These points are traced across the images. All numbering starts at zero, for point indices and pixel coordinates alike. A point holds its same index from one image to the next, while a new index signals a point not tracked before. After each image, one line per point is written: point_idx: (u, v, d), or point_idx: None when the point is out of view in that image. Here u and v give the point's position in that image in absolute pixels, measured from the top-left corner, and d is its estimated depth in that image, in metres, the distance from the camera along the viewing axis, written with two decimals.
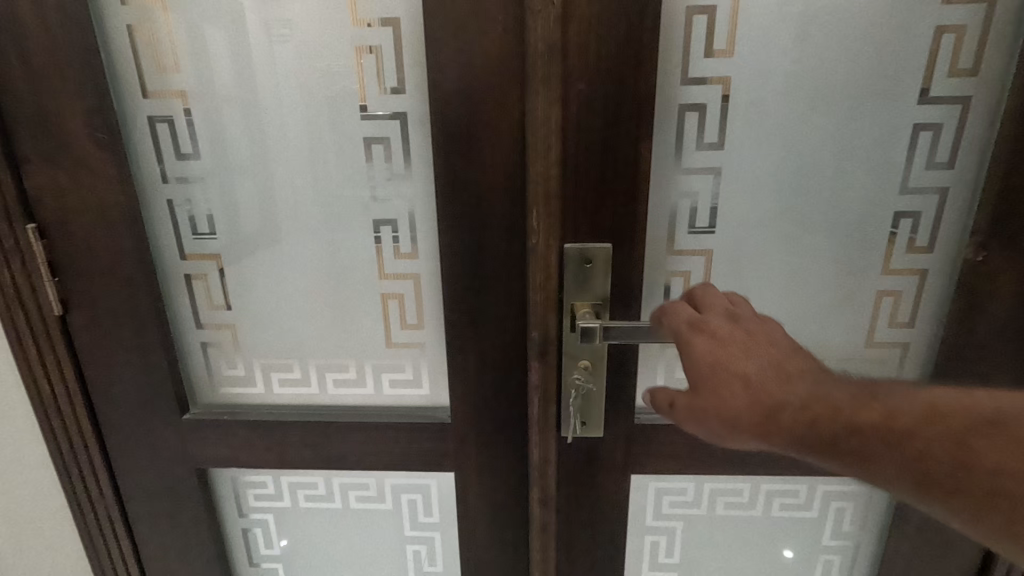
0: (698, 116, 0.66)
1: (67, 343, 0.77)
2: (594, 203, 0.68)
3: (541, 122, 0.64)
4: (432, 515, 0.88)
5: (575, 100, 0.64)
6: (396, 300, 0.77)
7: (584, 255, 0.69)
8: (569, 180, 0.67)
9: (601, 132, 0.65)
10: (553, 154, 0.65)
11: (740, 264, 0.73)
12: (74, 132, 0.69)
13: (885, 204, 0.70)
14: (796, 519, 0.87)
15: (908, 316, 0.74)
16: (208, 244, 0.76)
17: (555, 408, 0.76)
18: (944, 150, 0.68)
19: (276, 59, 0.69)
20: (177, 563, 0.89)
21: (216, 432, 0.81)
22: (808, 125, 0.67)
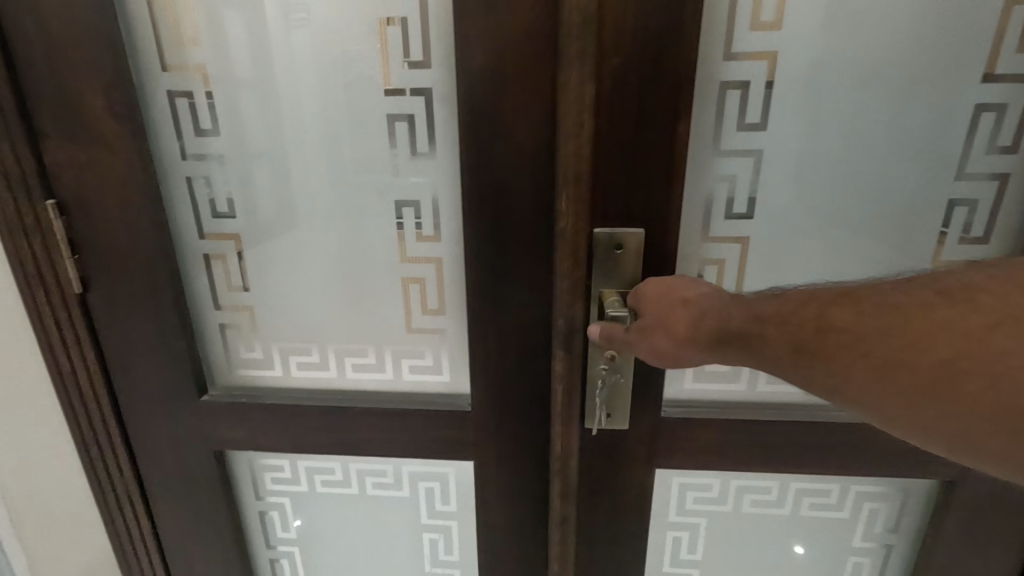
0: (740, 94, 0.63)
1: (87, 322, 0.76)
2: (627, 186, 0.65)
3: (574, 98, 0.61)
4: (449, 504, 0.86)
5: (610, 76, 0.61)
6: (417, 285, 0.75)
7: (615, 240, 0.66)
8: (601, 161, 0.64)
9: (637, 109, 0.62)
10: (585, 133, 0.62)
11: (778, 252, 0.69)
12: (92, 107, 0.68)
13: (939, 192, 0.66)
14: (826, 519, 0.84)
15: None
16: (227, 224, 0.75)
17: (579, 398, 0.73)
18: (1008, 133, 0.63)
19: (299, 32, 0.66)
20: (195, 543, 0.89)
21: (234, 414, 0.80)
22: (859, 105, 0.63)
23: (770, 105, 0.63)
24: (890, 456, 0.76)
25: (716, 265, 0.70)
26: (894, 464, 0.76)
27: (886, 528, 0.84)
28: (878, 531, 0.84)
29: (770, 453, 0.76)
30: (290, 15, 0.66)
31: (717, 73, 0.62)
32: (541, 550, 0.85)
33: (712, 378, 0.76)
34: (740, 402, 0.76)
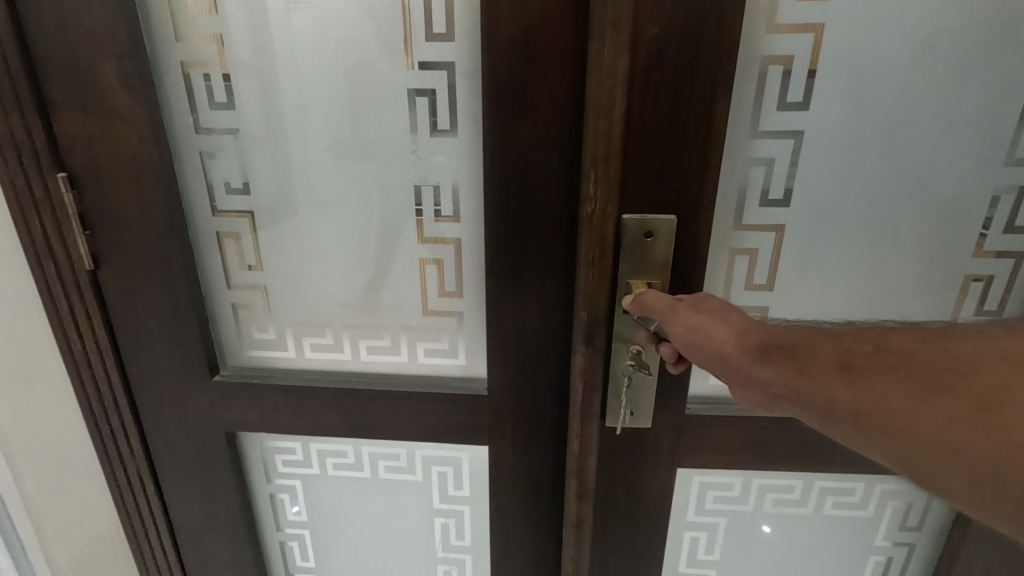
0: (783, 70, 0.59)
1: (98, 298, 0.75)
2: (660, 169, 0.62)
3: (608, 71, 0.57)
4: (462, 490, 0.85)
5: (647, 47, 0.57)
6: (434, 267, 0.73)
7: (644, 227, 0.63)
8: (633, 142, 0.61)
9: (673, 86, 0.58)
10: (617, 111, 0.58)
11: (814, 240, 0.66)
12: (103, 76, 0.65)
13: (987, 179, 0.62)
14: (849, 518, 0.82)
15: (996, 304, 0.67)
16: (241, 201, 0.73)
17: (600, 396, 0.70)
18: None
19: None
20: (206, 523, 0.88)
21: (246, 395, 0.79)
22: (909, 83, 0.59)
23: (814, 85, 0.60)
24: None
25: (747, 256, 0.67)
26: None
27: (910, 527, 0.82)
28: (902, 530, 0.82)
29: (797, 451, 0.73)
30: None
31: (758, 48, 0.59)
32: (556, 539, 0.84)
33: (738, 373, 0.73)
34: None
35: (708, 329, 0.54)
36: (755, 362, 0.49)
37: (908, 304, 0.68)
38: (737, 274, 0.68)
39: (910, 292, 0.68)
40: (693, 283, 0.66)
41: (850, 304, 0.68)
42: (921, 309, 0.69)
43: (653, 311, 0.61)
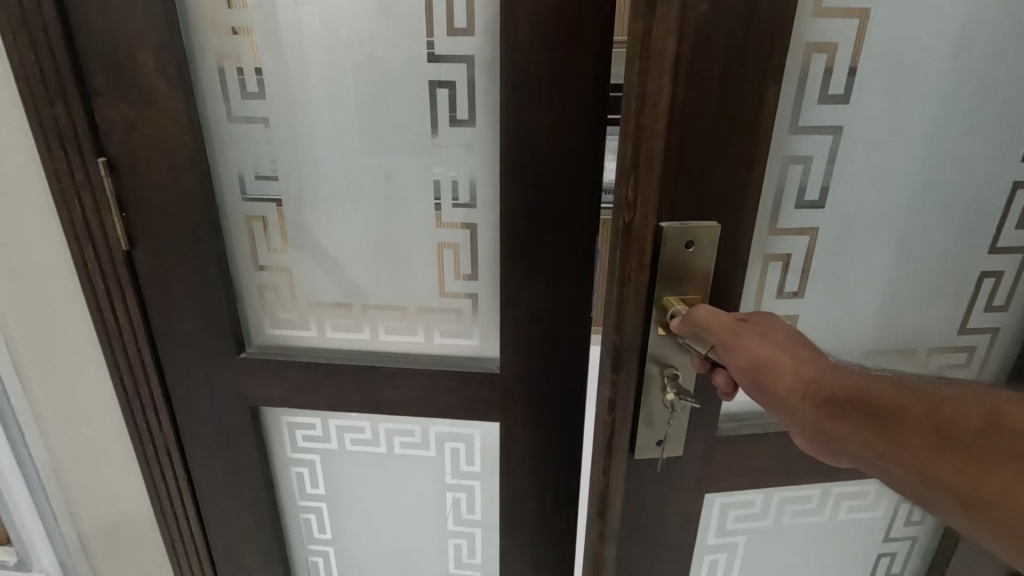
0: (825, 58, 0.59)
1: (132, 278, 0.79)
2: (704, 168, 0.58)
3: (658, 62, 0.53)
4: (473, 466, 0.89)
5: (695, 30, 0.53)
6: (451, 250, 0.76)
7: (685, 236, 0.60)
8: (676, 139, 0.57)
9: (721, 73, 0.54)
10: (662, 102, 0.55)
11: (842, 243, 0.68)
12: (143, 65, 0.68)
13: (1004, 174, 0.66)
14: (861, 519, 0.84)
15: (1002, 299, 0.73)
16: (270, 187, 0.76)
17: (629, 428, 0.68)
18: None
19: None
20: (228, 497, 0.92)
21: (271, 371, 0.83)
22: (939, 81, 0.61)
23: (854, 79, 0.60)
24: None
25: (780, 261, 0.68)
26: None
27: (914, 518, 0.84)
28: (906, 524, 0.84)
29: None
30: None
31: (802, 36, 0.58)
32: (564, 514, 0.87)
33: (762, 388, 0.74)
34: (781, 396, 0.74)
35: (774, 369, 0.54)
36: (828, 420, 0.50)
37: (928, 302, 0.72)
38: (770, 280, 0.69)
39: (930, 289, 0.72)
40: (732, 292, 0.65)
41: (875, 304, 0.72)
42: (939, 305, 0.73)
43: (709, 327, 0.59)
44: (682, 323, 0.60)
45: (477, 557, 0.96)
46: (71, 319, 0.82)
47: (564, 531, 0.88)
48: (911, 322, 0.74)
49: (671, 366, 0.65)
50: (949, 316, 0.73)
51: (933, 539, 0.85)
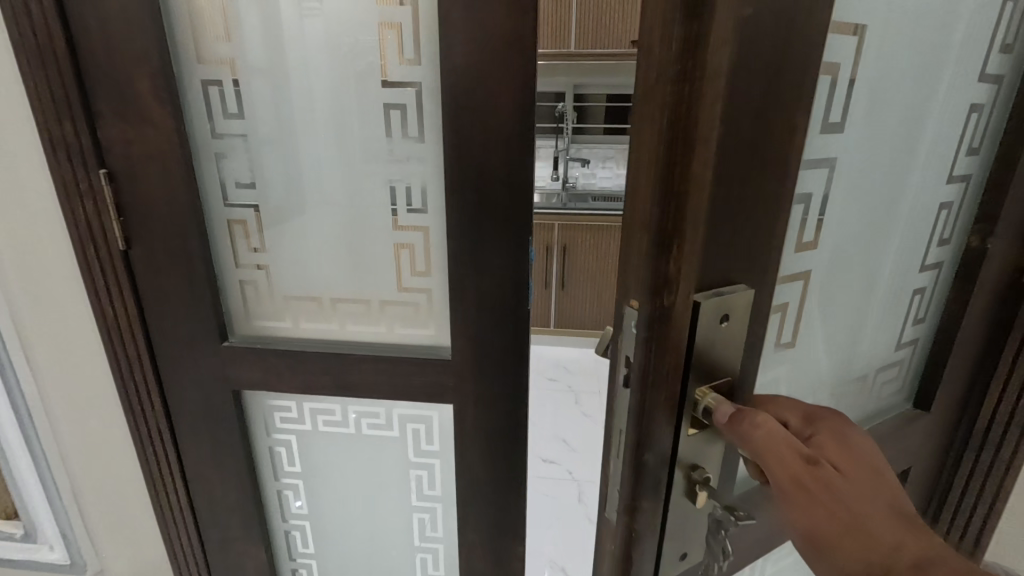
0: (830, 81, 0.47)
1: (129, 275, 0.89)
2: (743, 226, 0.43)
3: (710, 92, 0.37)
4: (433, 445, 0.99)
5: (740, 39, 0.36)
6: (407, 250, 0.87)
7: (722, 311, 0.44)
8: (719, 189, 0.40)
9: (762, 98, 0.39)
10: (711, 144, 0.38)
11: (823, 281, 0.60)
12: (140, 90, 0.79)
13: (931, 196, 0.66)
14: None
15: (921, 313, 0.74)
16: (248, 194, 0.87)
17: (653, 552, 0.51)
18: (979, 135, 0.65)
19: (314, 26, 0.78)
20: (213, 473, 1.02)
21: (249, 358, 0.93)
22: (900, 104, 0.56)
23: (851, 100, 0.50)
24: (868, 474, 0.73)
25: (780, 312, 0.57)
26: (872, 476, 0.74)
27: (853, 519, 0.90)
28: None
29: None
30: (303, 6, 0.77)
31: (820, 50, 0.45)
32: (513, 488, 0.97)
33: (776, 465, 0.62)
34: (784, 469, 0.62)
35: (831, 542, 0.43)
36: None
37: (873, 326, 0.70)
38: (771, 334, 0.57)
39: (876, 313, 0.69)
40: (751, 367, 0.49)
41: (838, 339, 0.67)
42: (877, 326, 0.71)
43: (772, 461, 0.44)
44: (731, 433, 0.45)
45: (439, 531, 1.06)
46: (79, 309, 0.94)
47: (514, 504, 0.98)
48: (862, 349, 0.71)
49: (700, 468, 0.49)
50: (887, 337, 0.73)
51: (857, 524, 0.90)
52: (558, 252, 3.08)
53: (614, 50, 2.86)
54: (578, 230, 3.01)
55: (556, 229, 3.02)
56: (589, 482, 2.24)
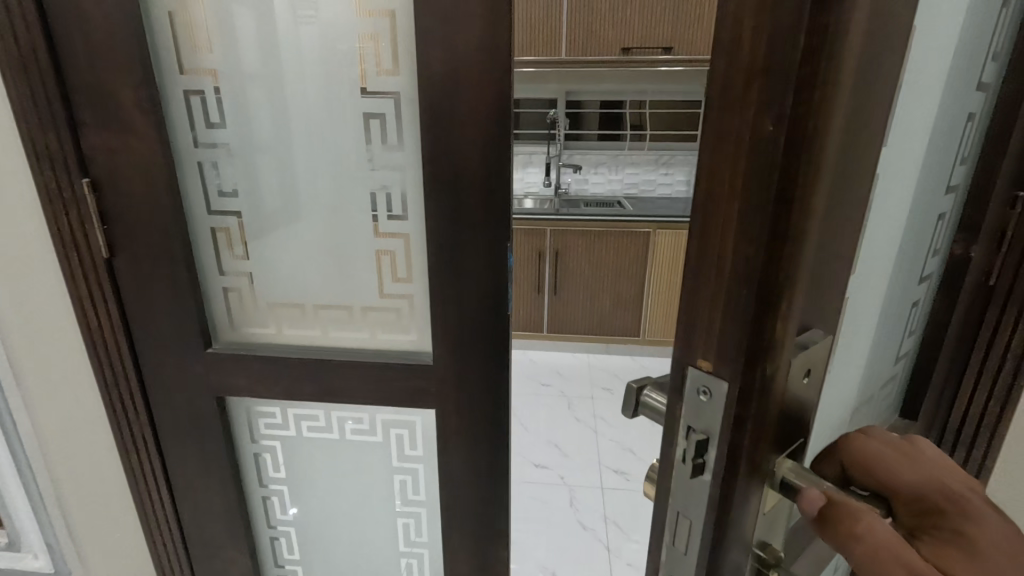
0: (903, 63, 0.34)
1: (113, 283, 0.90)
2: (837, 265, 0.33)
3: (840, 99, 0.26)
4: (416, 450, 1.00)
5: (870, 25, 0.26)
6: (388, 257, 0.88)
7: (806, 368, 0.34)
8: (828, 219, 0.30)
9: (873, 99, 0.29)
10: (831, 167, 0.28)
11: (857, 326, 0.45)
12: (123, 101, 0.80)
13: (938, 210, 0.56)
14: None
15: (914, 332, 0.65)
16: (231, 203, 0.89)
17: None
18: (977, 138, 0.56)
19: (302, 37, 0.79)
20: (198, 479, 1.03)
21: (233, 364, 0.93)
22: (936, 107, 0.43)
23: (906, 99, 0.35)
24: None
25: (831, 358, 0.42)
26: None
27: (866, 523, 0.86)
28: None
29: None
30: (300, 14, 0.78)
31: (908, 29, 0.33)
32: (497, 492, 0.97)
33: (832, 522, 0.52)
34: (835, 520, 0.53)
35: None
36: None
37: (885, 360, 0.59)
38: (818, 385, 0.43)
39: (888, 345, 0.58)
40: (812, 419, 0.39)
41: (861, 385, 0.54)
42: (887, 356, 0.60)
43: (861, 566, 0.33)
44: (823, 535, 0.34)
45: (424, 536, 1.06)
46: (63, 317, 0.94)
47: (498, 508, 0.98)
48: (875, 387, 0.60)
49: (767, 543, 0.39)
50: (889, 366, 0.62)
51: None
52: (550, 258, 3.09)
53: (606, 58, 2.86)
54: (570, 235, 3.02)
55: (548, 235, 3.03)
56: (580, 486, 2.25)
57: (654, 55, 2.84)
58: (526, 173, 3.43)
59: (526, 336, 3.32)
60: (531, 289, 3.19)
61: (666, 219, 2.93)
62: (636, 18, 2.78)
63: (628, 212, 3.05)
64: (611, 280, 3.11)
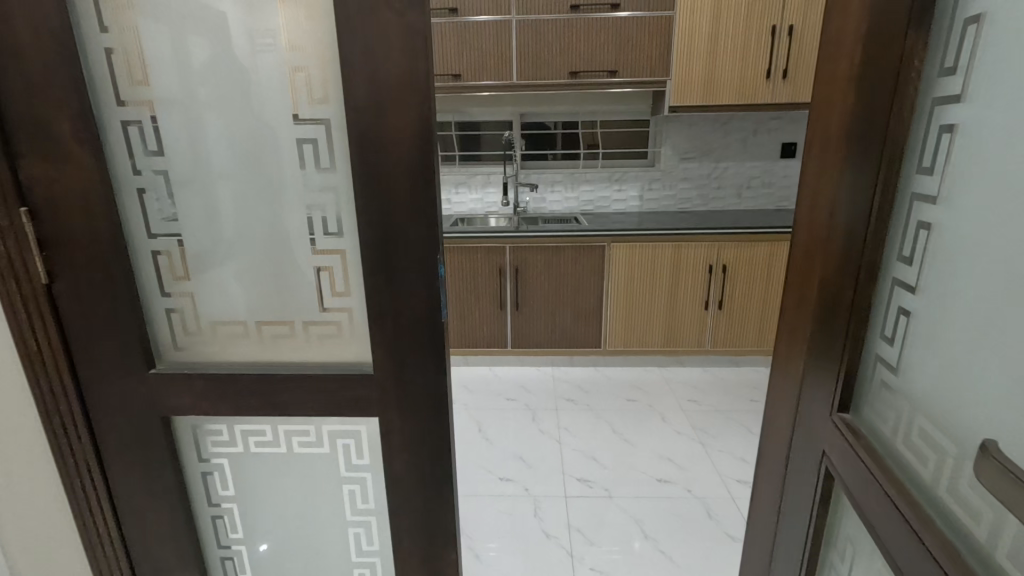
0: None
1: (52, 308, 0.92)
2: None
3: None
4: (363, 459, 1.03)
5: None
6: (327, 272, 0.92)
7: None
8: None
9: None
10: None
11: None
12: (61, 131, 0.84)
13: (945, 219, 0.66)
14: (786, 528, 1.00)
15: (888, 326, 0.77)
16: (171, 226, 0.92)
17: None
18: (928, 155, 0.69)
19: (241, 70, 0.84)
20: (145, 500, 1.04)
21: (178, 382, 0.96)
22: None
23: None
24: (903, 554, 0.65)
25: None
26: (887, 541, 0.68)
27: (822, 512, 0.89)
28: (770, 512, 1.06)
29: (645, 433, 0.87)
30: (243, 48, 0.83)
31: None
32: (443, 493, 1.01)
33: (936, 420, 0.68)
34: (933, 420, 0.68)
35: None
36: None
37: (936, 341, 0.69)
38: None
39: (945, 325, 0.67)
40: None
41: (980, 363, 0.61)
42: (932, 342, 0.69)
43: None
44: None
45: (374, 544, 1.09)
46: None
47: (445, 511, 1.02)
48: (936, 366, 0.69)
49: None
50: (915, 348, 0.72)
51: (836, 516, 0.89)
52: (511, 274, 3.16)
53: (554, 81, 2.98)
54: (528, 251, 3.11)
55: (507, 251, 3.11)
56: (545, 496, 2.28)
57: (602, 78, 2.97)
58: (485, 192, 3.50)
59: (492, 353, 3.36)
60: (493, 305, 3.24)
61: (620, 233, 3.04)
62: (582, 43, 2.92)
63: (583, 227, 3.16)
64: (571, 294, 3.19)
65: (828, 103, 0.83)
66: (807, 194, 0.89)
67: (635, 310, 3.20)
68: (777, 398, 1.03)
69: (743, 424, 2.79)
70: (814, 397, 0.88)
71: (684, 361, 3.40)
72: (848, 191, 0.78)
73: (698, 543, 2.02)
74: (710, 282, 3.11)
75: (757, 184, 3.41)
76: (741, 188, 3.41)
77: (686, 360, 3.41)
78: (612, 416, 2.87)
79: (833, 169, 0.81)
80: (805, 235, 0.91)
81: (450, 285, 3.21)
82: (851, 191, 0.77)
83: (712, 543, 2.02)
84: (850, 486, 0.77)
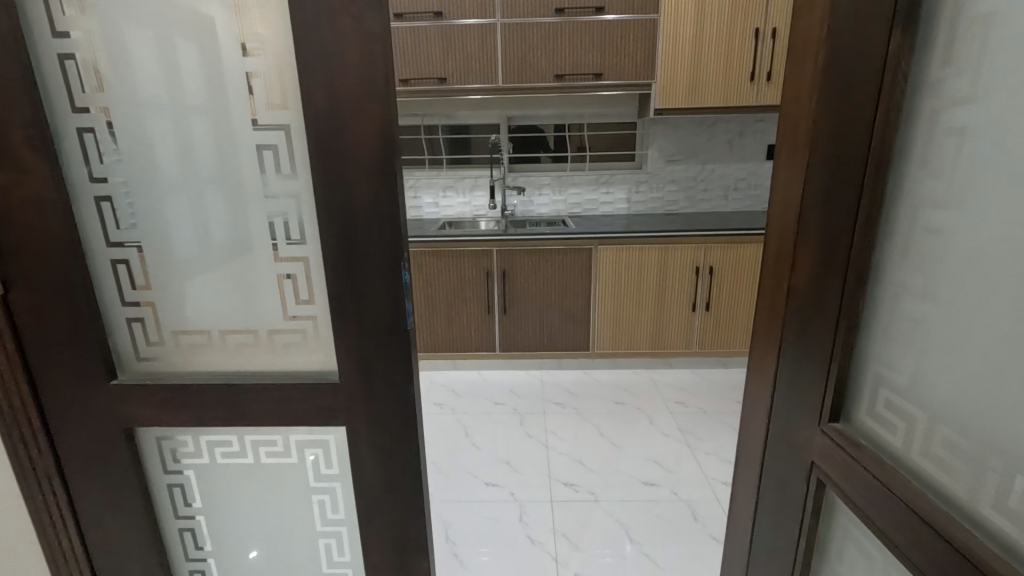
0: None
1: (8, 319, 0.89)
2: None
3: None
4: (332, 469, 1.01)
5: None
6: (290, 281, 0.91)
7: None
8: None
9: None
10: None
11: None
12: (13, 139, 0.82)
13: (951, 220, 0.65)
14: (765, 535, 0.99)
15: (882, 330, 0.76)
16: (129, 234, 0.91)
17: None
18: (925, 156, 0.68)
19: (196, 76, 0.83)
20: (109, 514, 1.02)
21: (140, 393, 0.94)
22: None
23: None
24: (929, 561, 0.64)
25: None
26: (907, 548, 0.67)
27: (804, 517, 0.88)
28: (744, 519, 1.05)
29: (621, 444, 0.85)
30: (198, 52, 0.82)
31: None
32: (414, 502, 1.00)
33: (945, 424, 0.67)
34: (942, 424, 0.68)
35: None
36: None
37: (939, 343, 0.68)
38: None
39: (951, 327, 0.66)
40: None
41: (996, 365, 0.60)
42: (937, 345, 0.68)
43: None
44: None
45: (346, 555, 1.07)
46: None
47: (417, 520, 1.01)
48: (939, 369, 0.68)
49: None
50: (915, 351, 0.71)
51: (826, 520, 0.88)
52: (497, 277, 3.15)
53: (539, 83, 2.98)
54: (515, 255, 3.10)
55: (493, 254, 3.09)
56: (530, 501, 2.27)
57: (587, 81, 2.97)
58: (472, 196, 3.49)
59: (481, 357, 3.35)
60: (480, 309, 3.23)
61: (607, 235, 3.03)
62: (567, 45, 2.92)
63: (571, 229, 3.16)
64: (559, 296, 3.18)
65: (794, 107, 0.82)
66: (777, 199, 0.88)
67: (622, 313, 3.20)
68: (749, 405, 1.02)
69: (731, 425, 2.79)
70: (798, 403, 0.87)
71: (672, 363, 3.40)
72: (824, 195, 0.77)
73: (682, 545, 2.02)
74: (697, 283, 3.11)
75: (744, 185, 3.42)
76: (728, 189, 3.42)
77: (674, 362, 3.41)
78: (600, 419, 2.87)
79: (801, 174, 0.80)
80: (775, 239, 0.89)
81: (437, 290, 3.19)
82: (827, 195, 0.76)
83: (698, 545, 2.01)
84: (854, 493, 0.77)
